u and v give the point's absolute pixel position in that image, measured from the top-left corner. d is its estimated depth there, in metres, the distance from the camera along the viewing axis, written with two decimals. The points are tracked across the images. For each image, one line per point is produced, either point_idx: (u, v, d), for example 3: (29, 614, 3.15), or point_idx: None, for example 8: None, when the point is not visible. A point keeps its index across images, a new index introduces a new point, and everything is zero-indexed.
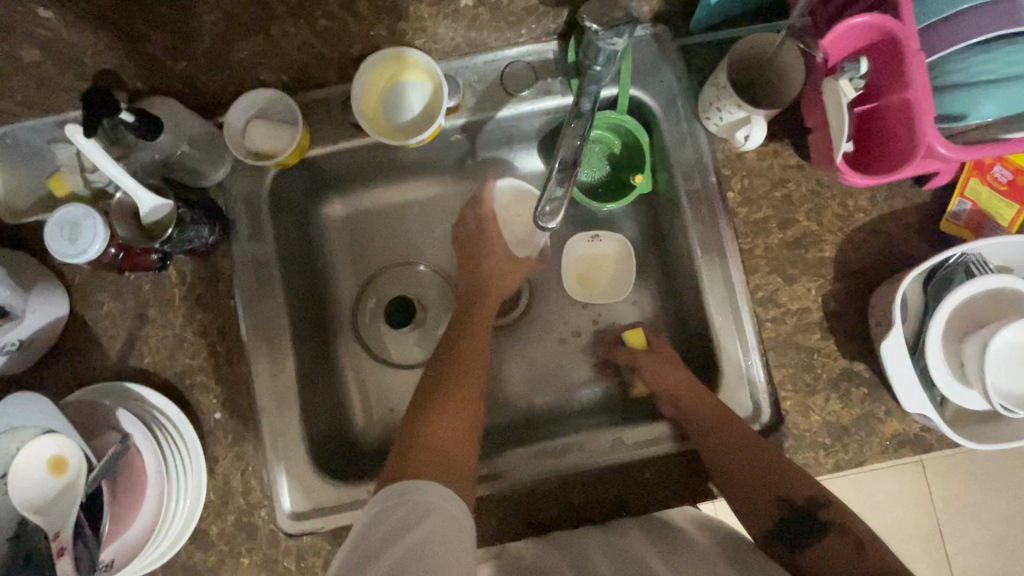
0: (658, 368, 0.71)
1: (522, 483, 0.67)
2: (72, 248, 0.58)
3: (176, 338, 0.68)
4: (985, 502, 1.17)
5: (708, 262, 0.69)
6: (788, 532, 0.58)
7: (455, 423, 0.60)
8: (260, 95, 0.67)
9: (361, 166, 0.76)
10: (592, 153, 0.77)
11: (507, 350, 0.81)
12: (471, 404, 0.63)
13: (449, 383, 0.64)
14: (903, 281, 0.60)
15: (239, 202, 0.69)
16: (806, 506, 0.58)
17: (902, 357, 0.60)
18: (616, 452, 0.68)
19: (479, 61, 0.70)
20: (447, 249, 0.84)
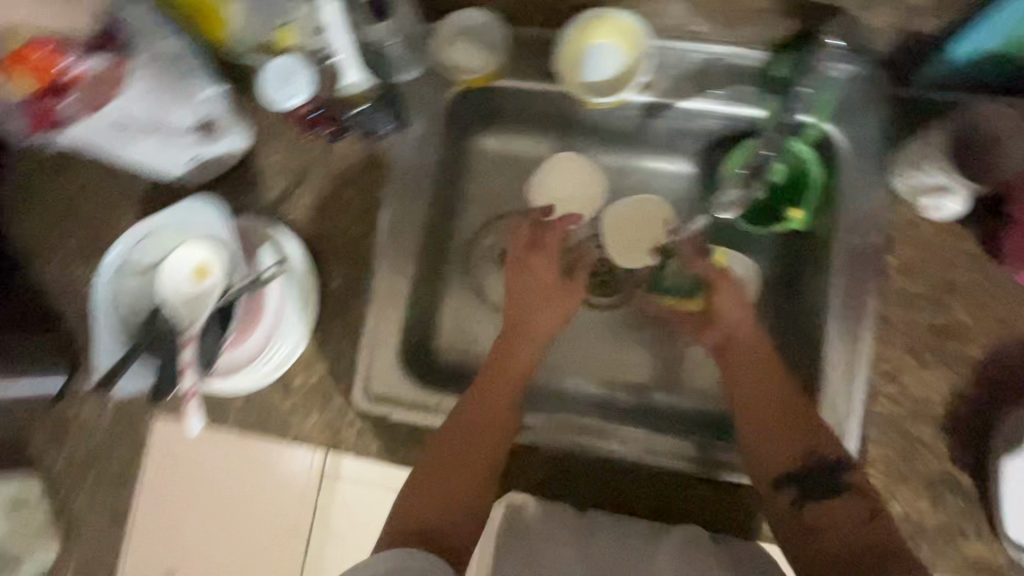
0: (730, 302, 0.69)
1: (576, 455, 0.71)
2: (278, 92, 0.64)
3: (325, 204, 0.73)
4: None
5: (843, 317, 0.65)
6: (805, 482, 0.58)
7: (455, 501, 0.60)
8: (475, 14, 0.71)
9: (531, 110, 0.80)
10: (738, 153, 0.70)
11: (590, 326, 0.83)
12: (484, 464, 0.63)
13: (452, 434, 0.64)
14: None
15: (419, 103, 0.73)
16: (834, 462, 0.58)
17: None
18: (666, 458, 0.69)
19: (686, 47, 0.69)
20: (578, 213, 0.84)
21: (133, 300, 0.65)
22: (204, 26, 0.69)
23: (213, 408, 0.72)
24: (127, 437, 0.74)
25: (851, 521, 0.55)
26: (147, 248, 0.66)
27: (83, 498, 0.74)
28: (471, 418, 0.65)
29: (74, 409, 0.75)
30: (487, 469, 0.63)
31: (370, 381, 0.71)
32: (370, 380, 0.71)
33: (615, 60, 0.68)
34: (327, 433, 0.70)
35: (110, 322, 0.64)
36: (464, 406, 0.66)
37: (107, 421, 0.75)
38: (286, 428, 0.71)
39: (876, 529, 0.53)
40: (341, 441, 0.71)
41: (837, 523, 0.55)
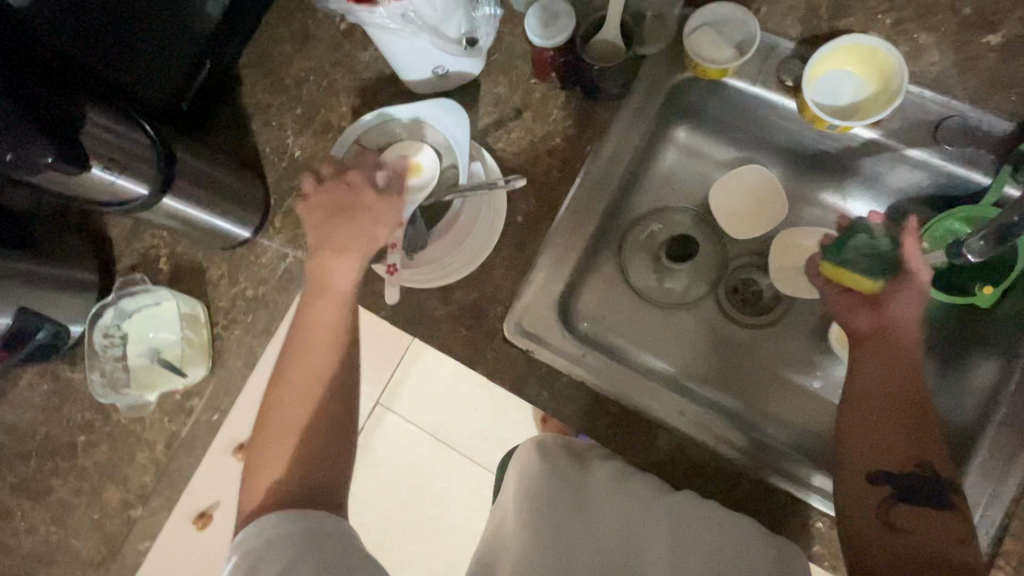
0: (908, 300, 0.65)
1: (688, 449, 0.70)
2: (544, 31, 0.70)
3: (531, 145, 0.77)
4: None
5: (1016, 403, 0.64)
6: (906, 484, 0.58)
7: (292, 427, 0.61)
8: (732, 9, 0.73)
9: (739, 118, 0.80)
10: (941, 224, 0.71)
11: (666, 306, 0.86)
12: (306, 412, 0.62)
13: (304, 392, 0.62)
14: None
15: (649, 78, 0.76)
16: (940, 479, 0.58)
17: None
18: (712, 436, 0.70)
19: (928, 97, 0.70)
20: (721, 214, 0.85)
21: None
22: None
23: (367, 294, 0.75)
24: (287, 295, 0.80)
25: (940, 531, 0.56)
26: (378, 134, 0.75)
27: (237, 335, 0.81)
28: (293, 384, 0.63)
29: (251, 257, 0.82)
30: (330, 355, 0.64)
31: (523, 314, 0.74)
32: (523, 313, 0.74)
33: (852, 89, 0.71)
34: (470, 351, 0.74)
35: None
36: (287, 405, 0.62)
37: (273, 276, 0.81)
38: (432, 333, 0.75)
39: (955, 549, 0.54)
40: (479, 362, 0.74)
41: (926, 531, 0.56)
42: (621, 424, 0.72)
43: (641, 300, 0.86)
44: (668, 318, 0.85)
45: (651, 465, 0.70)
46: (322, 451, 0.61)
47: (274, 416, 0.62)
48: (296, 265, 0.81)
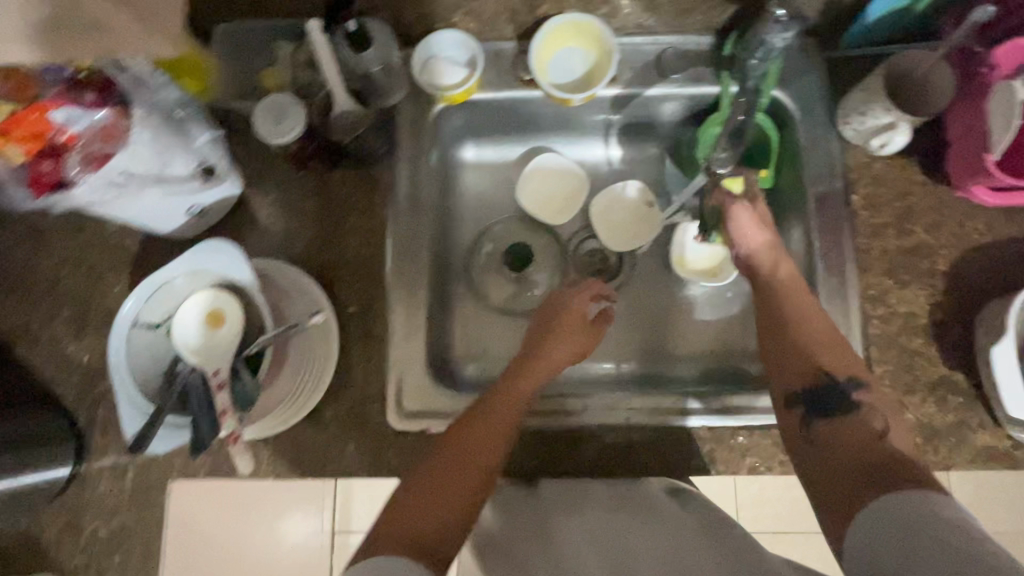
0: (748, 233, 0.73)
1: (615, 436, 0.71)
2: (277, 128, 0.67)
3: (329, 234, 0.74)
4: None
5: (826, 255, 0.73)
6: (818, 396, 0.62)
7: (460, 470, 0.61)
8: (448, 36, 0.74)
9: (507, 117, 0.83)
10: (710, 129, 0.78)
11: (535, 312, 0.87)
12: (476, 473, 0.61)
13: (481, 434, 0.63)
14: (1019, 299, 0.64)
15: (406, 124, 0.76)
16: (846, 384, 0.62)
17: (1012, 363, 0.64)
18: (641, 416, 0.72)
19: (639, 41, 0.77)
20: (547, 210, 0.88)
21: (150, 358, 0.63)
22: (180, 75, 0.69)
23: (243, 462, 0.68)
24: (150, 511, 0.69)
25: (854, 433, 0.58)
26: (156, 304, 0.63)
27: None
28: (490, 423, 0.64)
29: (89, 493, 0.70)
30: (504, 434, 0.64)
31: (403, 398, 0.70)
32: (402, 397, 0.70)
33: (581, 62, 0.76)
34: (367, 461, 0.69)
35: (128, 385, 0.61)
36: (478, 441, 0.63)
37: (125, 499, 0.70)
38: (323, 465, 0.68)
39: (880, 447, 0.56)
40: (384, 467, 0.69)
41: (844, 437, 0.58)
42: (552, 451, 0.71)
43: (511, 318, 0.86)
44: None
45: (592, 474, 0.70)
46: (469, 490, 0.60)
47: (466, 441, 0.63)
48: (144, 474, 0.70)
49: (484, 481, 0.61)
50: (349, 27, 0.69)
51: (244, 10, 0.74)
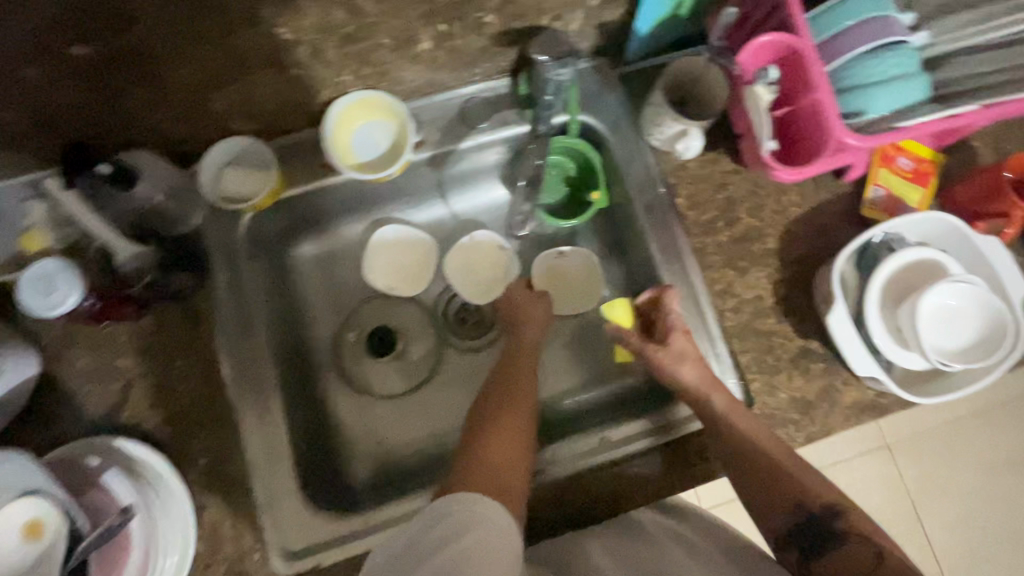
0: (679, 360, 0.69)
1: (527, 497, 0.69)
2: (47, 300, 0.60)
3: (154, 389, 0.66)
4: (934, 471, 1.56)
5: (668, 263, 0.74)
6: (805, 532, 0.61)
7: (509, 429, 0.61)
8: (233, 142, 0.69)
9: (331, 203, 0.79)
10: (551, 176, 0.82)
11: (420, 387, 0.83)
12: (522, 419, 0.62)
13: (518, 415, 0.62)
14: (839, 260, 0.68)
15: (214, 245, 0.69)
16: (824, 512, 0.61)
17: (847, 328, 0.68)
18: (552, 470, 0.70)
19: (440, 98, 0.75)
20: (410, 279, 0.85)
21: None
22: None
23: None
24: None
25: (854, 566, 0.58)
26: None
27: None
28: (507, 388, 0.65)
29: None
30: (526, 390, 0.65)
31: (283, 536, 0.64)
32: (282, 536, 0.64)
33: (382, 134, 0.73)
34: None
35: None
36: (509, 402, 0.63)
37: None
38: None
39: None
40: None
41: (844, 573, 0.58)
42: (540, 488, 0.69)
43: (397, 401, 0.82)
44: (431, 396, 0.83)
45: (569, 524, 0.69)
46: (523, 442, 0.60)
47: (499, 409, 0.63)
48: None
49: (527, 425, 0.62)
50: (104, 172, 0.60)
51: None
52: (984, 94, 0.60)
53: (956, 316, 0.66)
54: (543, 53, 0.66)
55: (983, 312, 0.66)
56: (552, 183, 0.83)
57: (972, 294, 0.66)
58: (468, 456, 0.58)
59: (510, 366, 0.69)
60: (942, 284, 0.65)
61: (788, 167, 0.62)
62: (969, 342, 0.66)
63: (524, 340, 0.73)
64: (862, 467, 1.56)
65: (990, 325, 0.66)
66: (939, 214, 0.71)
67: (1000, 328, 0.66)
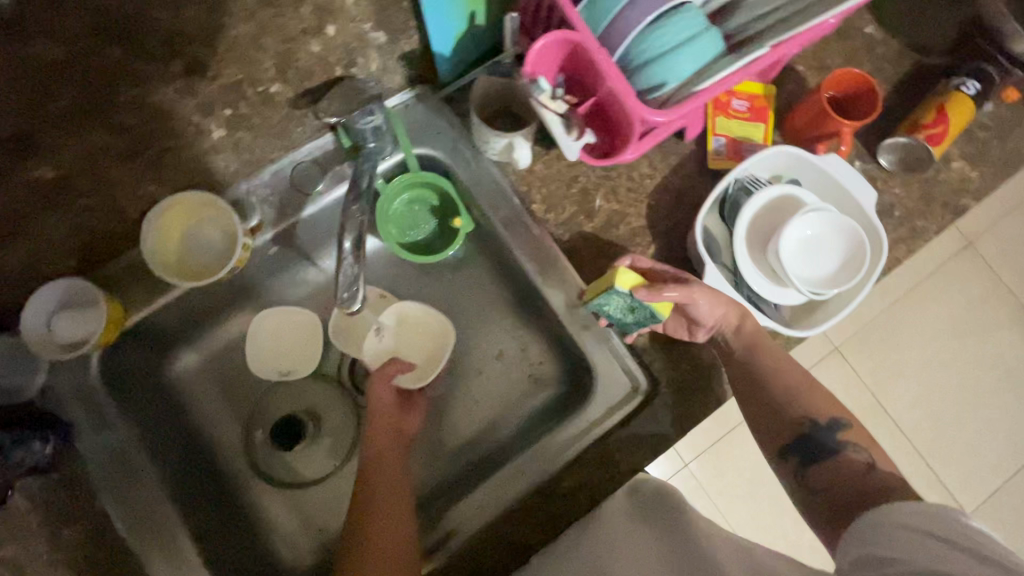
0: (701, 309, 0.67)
1: (466, 545, 0.66)
2: None
3: (45, 571, 0.60)
4: (889, 358, 1.62)
5: (542, 271, 0.73)
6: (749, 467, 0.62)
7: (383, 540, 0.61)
8: (51, 288, 0.64)
9: (191, 310, 0.74)
10: (417, 211, 0.80)
11: (345, 462, 0.81)
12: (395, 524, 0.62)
13: (378, 552, 0.59)
14: (698, 220, 0.69)
15: (68, 399, 0.66)
16: None
17: (720, 283, 0.70)
18: (484, 511, 0.67)
19: (266, 174, 0.70)
20: (302, 355, 0.81)
21: None
22: None
23: None
24: None
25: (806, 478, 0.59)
26: None
27: None
28: (374, 482, 0.66)
29: None
30: (396, 486, 0.66)
31: None
32: None
33: (214, 232, 0.69)
34: None
35: None
36: (378, 508, 0.63)
37: None
38: None
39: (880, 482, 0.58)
40: None
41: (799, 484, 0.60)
42: (468, 548, 0.66)
43: (328, 483, 0.80)
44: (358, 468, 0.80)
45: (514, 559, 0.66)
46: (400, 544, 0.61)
47: (370, 518, 0.63)
48: None
49: (403, 523, 0.63)
50: None
51: None
52: (766, 34, 0.62)
53: (815, 244, 0.68)
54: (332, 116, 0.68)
55: (839, 235, 0.68)
56: (419, 217, 0.81)
57: (824, 220, 0.68)
58: None
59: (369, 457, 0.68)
60: (794, 218, 0.67)
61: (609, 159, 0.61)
62: (833, 267, 0.68)
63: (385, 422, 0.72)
64: (821, 377, 1.61)
65: (849, 246, 0.68)
66: (784, 148, 0.72)
67: (857, 249, 0.67)
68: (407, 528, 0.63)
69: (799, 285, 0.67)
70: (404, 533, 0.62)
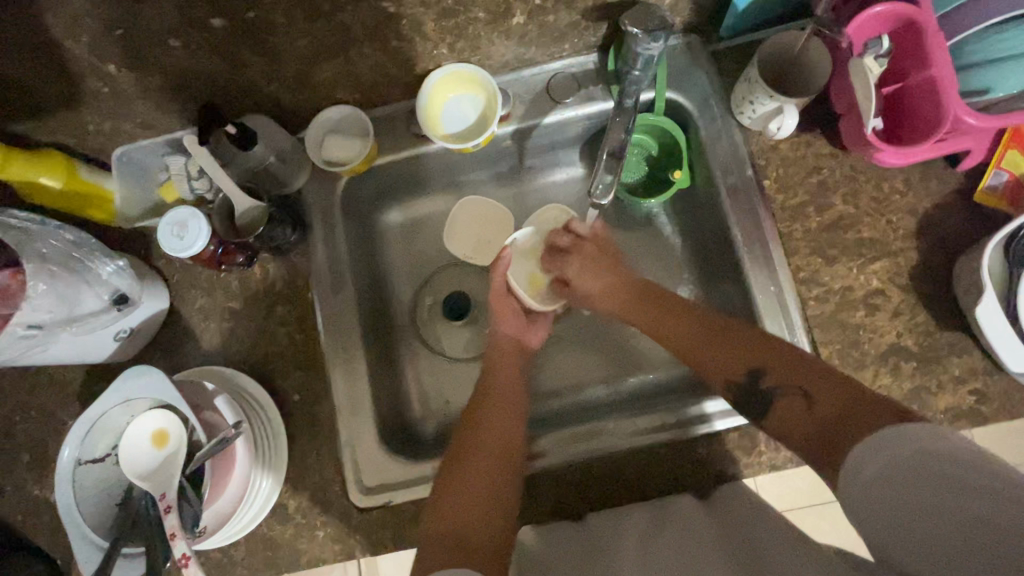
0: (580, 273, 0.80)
1: (580, 467, 0.70)
2: (181, 242, 0.67)
3: (266, 331, 0.74)
4: None
5: (751, 247, 0.72)
6: (748, 391, 0.63)
7: (488, 434, 0.69)
8: (337, 111, 0.75)
9: (418, 174, 0.83)
10: (631, 157, 0.84)
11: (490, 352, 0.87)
12: (504, 419, 0.71)
13: (481, 439, 0.68)
14: (987, 250, 0.62)
15: (313, 208, 0.76)
16: (750, 377, 0.63)
17: (996, 317, 0.62)
18: (594, 442, 0.71)
19: (527, 74, 0.77)
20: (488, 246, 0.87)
21: (102, 491, 0.64)
22: (88, 210, 0.71)
23: (219, 567, 0.69)
24: None
25: (792, 413, 0.58)
26: (95, 440, 0.64)
27: None
28: (487, 383, 0.75)
29: None
30: (509, 393, 0.74)
31: (361, 474, 0.71)
32: (360, 474, 0.71)
33: (472, 107, 0.76)
34: (337, 546, 0.69)
35: (82, 524, 0.61)
36: (489, 405, 0.72)
37: None
38: (295, 557, 0.69)
39: (854, 394, 0.54)
40: (355, 548, 0.68)
41: (787, 424, 0.58)
42: (545, 475, 0.70)
43: (467, 364, 0.86)
44: None
45: (583, 505, 0.69)
46: (506, 443, 0.68)
47: (482, 414, 0.71)
48: None
49: (513, 421, 0.71)
50: (232, 131, 0.68)
51: (129, 127, 0.71)
52: None
53: None
54: (635, 26, 0.64)
55: None
56: (632, 161, 0.84)
57: None
58: (455, 464, 0.67)
59: (490, 363, 0.77)
60: None
61: (898, 147, 0.60)
62: None
63: (525, 332, 0.81)
64: None
65: None
66: None
67: None
68: (516, 425, 0.71)
69: None
70: (501, 445, 0.68)
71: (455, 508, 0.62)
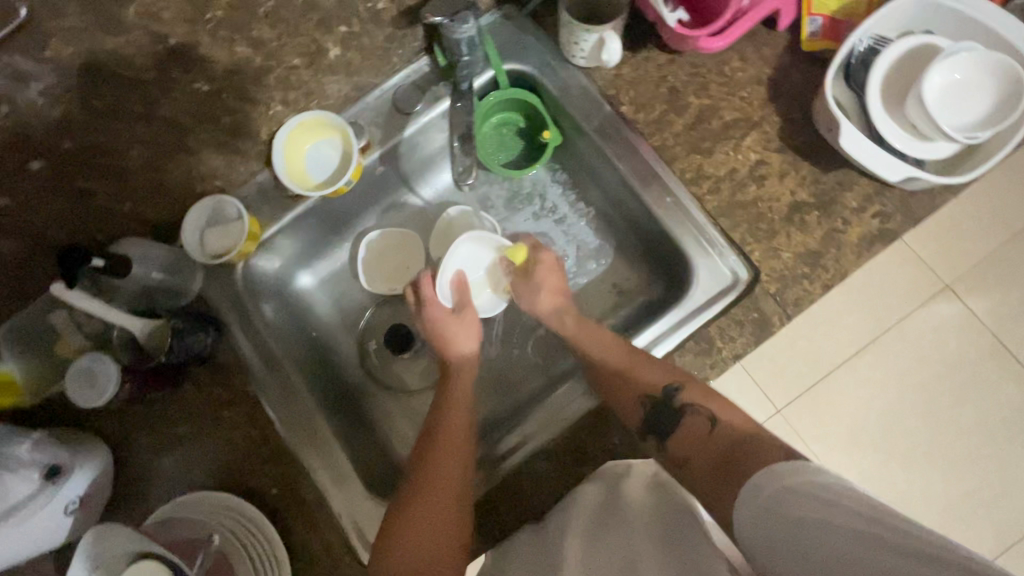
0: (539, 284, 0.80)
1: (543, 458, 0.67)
2: (94, 391, 0.67)
3: (220, 441, 0.71)
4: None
5: (634, 171, 0.75)
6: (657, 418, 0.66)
7: (449, 456, 0.68)
8: (204, 205, 0.73)
9: (312, 235, 0.83)
10: (505, 136, 0.85)
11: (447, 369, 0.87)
12: (463, 439, 0.70)
13: (440, 465, 0.67)
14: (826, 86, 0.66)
15: (222, 304, 0.75)
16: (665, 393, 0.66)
17: (862, 143, 0.66)
18: (558, 424, 0.69)
19: (369, 99, 0.77)
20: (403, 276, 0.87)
21: None
22: None
23: None
24: None
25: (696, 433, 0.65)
26: None
27: None
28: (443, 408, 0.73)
29: None
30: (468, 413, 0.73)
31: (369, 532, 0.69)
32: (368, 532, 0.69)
33: (332, 150, 0.76)
34: None
35: None
36: (448, 427, 0.71)
37: None
38: None
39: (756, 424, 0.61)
40: None
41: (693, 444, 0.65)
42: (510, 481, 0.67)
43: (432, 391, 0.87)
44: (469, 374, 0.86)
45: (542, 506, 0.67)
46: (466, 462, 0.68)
47: (442, 437, 0.70)
48: None
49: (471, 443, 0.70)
50: (100, 264, 0.66)
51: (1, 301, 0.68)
52: None
53: (964, 88, 0.64)
54: (438, 16, 0.69)
55: (991, 70, 0.63)
56: (506, 141, 0.85)
57: (972, 61, 0.63)
58: (410, 493, 0.66)
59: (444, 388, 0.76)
60: (936, 63, 0.63)
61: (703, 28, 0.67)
62: (983, 109, 0.64)
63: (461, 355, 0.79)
64: (918, 321, 1.18)
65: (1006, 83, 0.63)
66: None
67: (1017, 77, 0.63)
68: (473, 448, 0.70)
69: (949, 131, 0.63)
70: (464, 470, 0.67)
71: (409, 537, 0.63)
